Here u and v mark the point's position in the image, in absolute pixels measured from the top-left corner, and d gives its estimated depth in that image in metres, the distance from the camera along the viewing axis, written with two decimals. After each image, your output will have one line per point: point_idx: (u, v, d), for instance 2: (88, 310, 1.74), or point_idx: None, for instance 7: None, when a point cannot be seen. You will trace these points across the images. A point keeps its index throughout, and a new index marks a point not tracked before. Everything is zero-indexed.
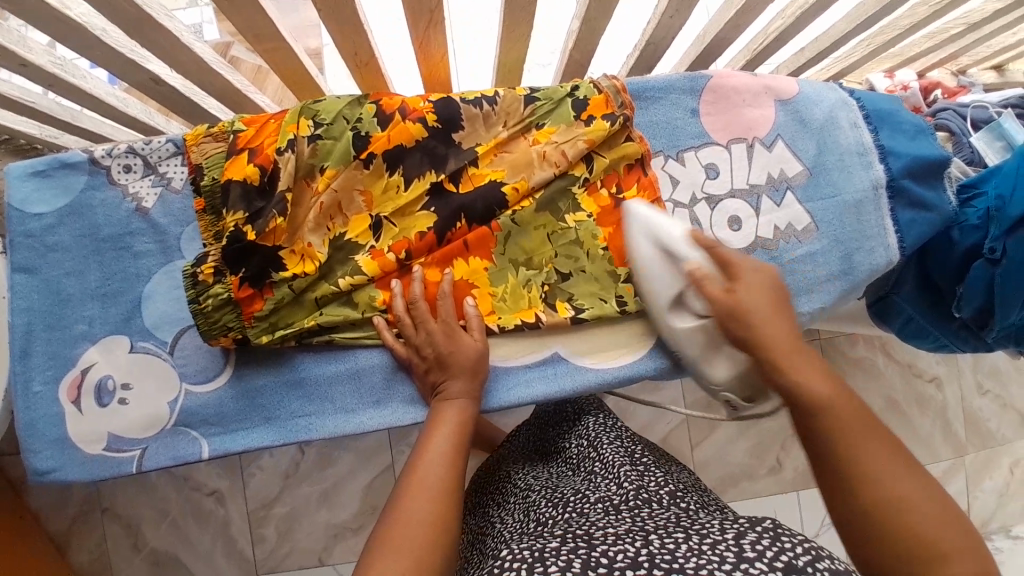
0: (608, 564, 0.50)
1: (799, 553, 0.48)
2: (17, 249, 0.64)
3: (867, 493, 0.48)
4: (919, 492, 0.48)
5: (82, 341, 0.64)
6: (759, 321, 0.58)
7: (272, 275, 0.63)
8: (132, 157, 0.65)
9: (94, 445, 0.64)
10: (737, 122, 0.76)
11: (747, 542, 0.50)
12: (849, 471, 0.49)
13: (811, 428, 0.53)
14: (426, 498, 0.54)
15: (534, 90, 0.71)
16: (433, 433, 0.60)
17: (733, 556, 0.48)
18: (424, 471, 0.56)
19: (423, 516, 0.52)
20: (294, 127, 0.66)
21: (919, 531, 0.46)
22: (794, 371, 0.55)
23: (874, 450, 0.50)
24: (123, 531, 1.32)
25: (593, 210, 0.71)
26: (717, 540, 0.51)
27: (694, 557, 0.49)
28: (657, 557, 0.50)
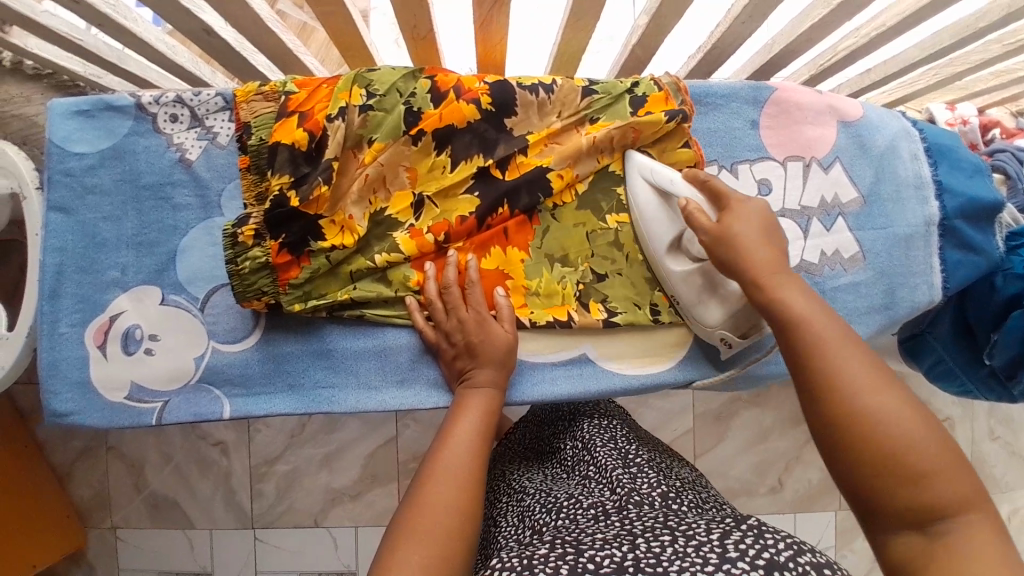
0: (595, 570, 0.49)
1: (781, 549, 0.48)
2: (56, 188, 0.64)
3: (844, 409, 0.47)
4: (897, 403, 0.46)
5: (114, 288, 0.64)
6: (748, 241, 0.58)
7: (311, 244, 0.63)
8: (180, 107, 0.64)
9: (117, 392, 0.63)
10: (796, 138, 0.73)
11: (731, 542, 0.49)
12: (829, 383, 0.48)
13: (795, 352, 0.51)
14: (452, 485, 0.54)
15: (591, 82, 0.69)
16: (460, 415, 0.60)
17: (715, 556, 0.48)
18: (448, 458, 0.56)
19: (447, 501, 0.52)
20: (346, 94, 0.65)
21: (905, 442, 0.44)
22: (774, 290, 0.55)
23: (853, 364, 0.48)
24: (126, 470, 1.34)
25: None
26: (702, 542, 0.50)
27: (677, 561, 0.48)
28: (643, 562, 0.49)
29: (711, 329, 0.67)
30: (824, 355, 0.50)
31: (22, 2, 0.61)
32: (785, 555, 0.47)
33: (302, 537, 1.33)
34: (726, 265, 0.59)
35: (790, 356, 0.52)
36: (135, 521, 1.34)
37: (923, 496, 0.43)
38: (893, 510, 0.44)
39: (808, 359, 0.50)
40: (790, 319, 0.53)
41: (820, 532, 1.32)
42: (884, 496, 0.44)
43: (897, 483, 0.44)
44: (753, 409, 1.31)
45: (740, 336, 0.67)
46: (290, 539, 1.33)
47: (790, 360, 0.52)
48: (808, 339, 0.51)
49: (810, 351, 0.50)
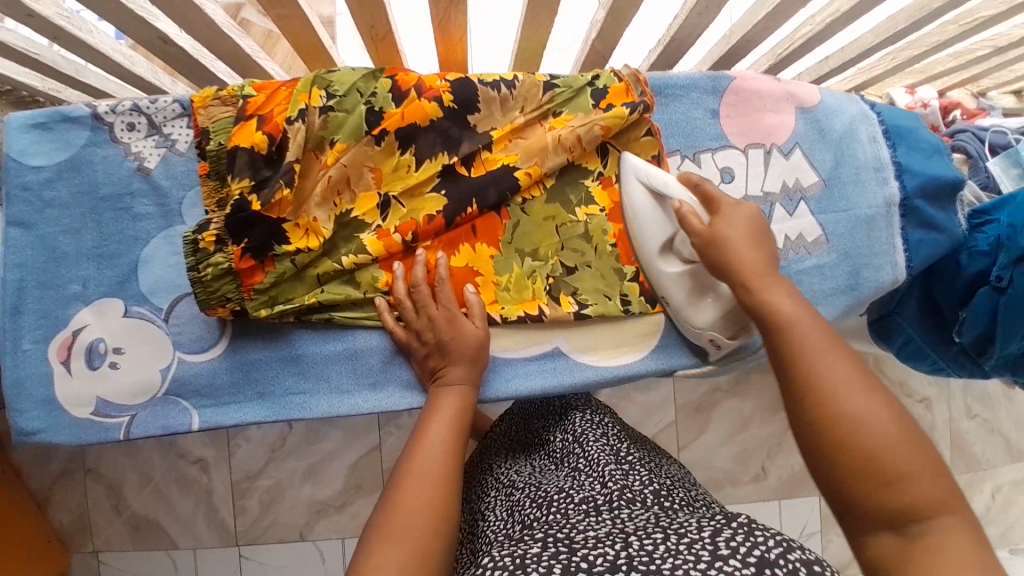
0: (587, 569, 0.48)
1: (772, 547, 0.47)
2: (13, 202, 0.62)
3: (838, 408, 0.47)
4: (883, 406, 0.47)
5: (75, 302, 0.62)
6: (740, 245, 0.58)
7: (275, 248, 0.63)
8: (137, 116, 0.63)
9: (82, 408, 0.61)
10: (757, 125, 0.74)
11: (723, 539, 0.49)
12: (814, 384, 0.49)
13: (781, 354, 0.52)
14: (425, 484, 0.53)
15: (552, 76, 0.70)
16: (435, 414, 0.60)
17: (707, 554, 0.47)
18: (423, 458, 0.55)
19: (424, 501, 0.52)
20: (306, 97, 0.65)
21: (886, 446, 0.45)
22: (765, 293, 0.55)
23: (838, 366, 0.49)
24: (106, 492, 1.31)
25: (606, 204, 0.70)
26: (694, 540, 0.50)
27: (671, 558, 0.48)
28: (636, 560, 0.49)
29: (701, 330, 0.67)
30: (812, 355, 0.50)
31: None
32: (776, 552, 0.46)
33: (288, 551, 1.31)
34: (717, 266, 0.59)
35: (779, 352, 0.52)
36: (116, 543, 1.32)
37: (903, 496, 0.44)
38: (874, 511, 0.44)
39: (795, 357, 0.51)
40: (783, 321, 0.53)
41: (806, 519, 1.33)
42: (860, 498, 0.45)
43: (875, 486, 0.44)
44: (735, 399, 1.32)
45: (728, 336, 0.67)
46: (275, 554, 1.31)
47: (774, 359, 0.53)
48: (795, 339, 0.52)
49: (795, 352, 0.51)
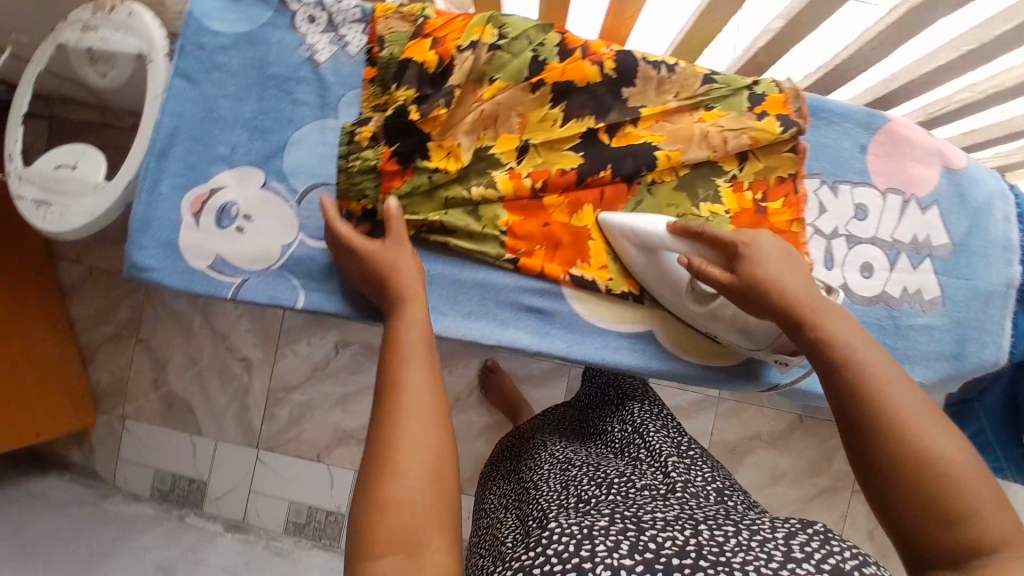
0: (654, 550, 0.50)
1: (847, 557, 0.47)
2: (184, 57, 0.65)
3: (909, 445, 0.47)
4: (949, 441, 0.47)
5: (220, 163, 0.65)
6: (783, 276, 0.57)
7: (418, 161, 0.65)
8: (319, 10, 0.66)
9: (200, 260, 0.64)
10: (902, 173, 0.73)
11: (798, 543, 0.49)
12: (887, 421, 0.49)
13: (844, 387, 0.52)
14: (422, 419, 0.50)
15: (713, 72, 0.69)
16: (406, 326, 0.56)
17: (779, 555, 0.48)
18: (413, 386, 0.51)
19: (419, 440, 0.49)
20: (479, 31, 0.66)
21: (956, 480, 0.46)
22: (828, 326, 0.54)
23: (911, 405, 0.49)
24: (150, 365, 1.36)
25: (733, 208, 0.69)
26: (768, 537, 0.50)
27: (742, 552, 0.48)
28: (706, 548, 0.50)
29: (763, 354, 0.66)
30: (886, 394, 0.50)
31: None
32: (852, 562, 0.46)
33: (302, 468, 1.34)
34: (766, 309, 0.57)
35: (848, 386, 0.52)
36: (146, 415, 1.37)
37: (969, 530, 0.44)
38: (936, 547, 0.45)
39: (862, 395, 0.50)
40: (854, 357, 0.52)
41: None
42: (922, 531, 0.45)
43: (940, 520, 0.45)
44: (771, 450, 1.30)
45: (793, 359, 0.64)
46: (289, 467, 1.34)
47: (835, 392, 0.52)
48: (867, 374, 0.51)
49: (863, 389, 0.51)
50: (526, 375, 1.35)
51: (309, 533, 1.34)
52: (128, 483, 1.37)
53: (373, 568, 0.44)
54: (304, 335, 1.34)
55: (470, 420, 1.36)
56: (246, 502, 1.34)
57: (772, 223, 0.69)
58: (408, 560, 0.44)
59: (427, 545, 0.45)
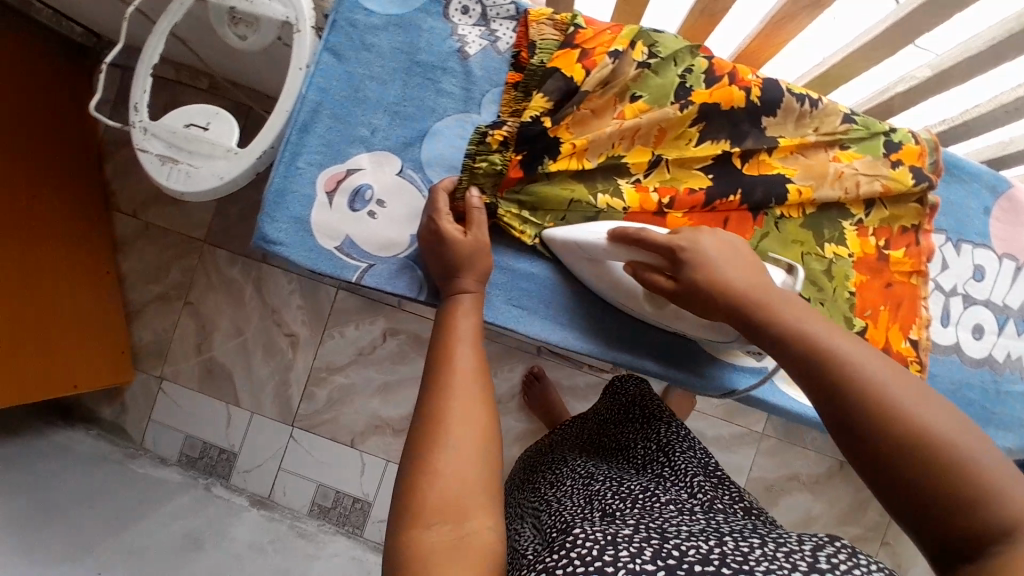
0: (678, 556, 0.47)
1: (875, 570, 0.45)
2: (336, 32, 0.65)
3: (884, 424, 0.42)
4: (926, 406, 0.42)
5: (358, 144, 0.64)
6: (727, 271, 0.54)
7: (544, 163, 0.64)
8: (474, 3, 0.66)
9: (329, 239, 0.63)
10: (1020, 241, 0.73)
11: (825, 555, 0.46)
12: (862, 413, 0.43)
13: (811, 378, 0.47)
14: (470, 398, 0.52)
15: (853, 112, 0.69)
16: (457, 318, 0.58)
17: (804, 564, 0.45)
18: (458, 370, 0.53)
19: (467, 416, 0.50)
20: (629, 45, 0.65)
21: (956, 454, 0.40)
22: (773, 311, 0.50)
23: (882, 380, 0.44)
24: (195, 329, 1.34)
25: (856, 252, 0.68)
26: (792, 549, 0.48)
27: (766, 561, 0.46)
28: (730, 557, 0.47)
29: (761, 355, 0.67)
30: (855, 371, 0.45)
31: None
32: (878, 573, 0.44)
33: (335, 451, 1.33)
34: (715, 306, 0.54)
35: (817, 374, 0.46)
36: (183, 379, 1.35)
37: (979, 519, 0.38)
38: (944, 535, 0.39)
39: (836, 379, 0.45)
40: (813, 338, 0.47)
41: None
42: (930, 523, 0.39)
43: (944, 500, 0.39)
44: (807, 491, 1.30)
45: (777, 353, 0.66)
46: (322, 448, 1.33)
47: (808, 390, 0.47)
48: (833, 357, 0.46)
49: (833, 372, 0.45)
50: (570, 386, 1.35)
51: (333, 517, 1.33)
52: (157, 446, 1.36)
53: (421, 536, 0.44)
54: (353, 318, 1.33)
55: (510, 425, 1.35)
56: (274, 479, 1.33)
57: (893, 271, 0.68)
58: (453, 528, 0.44)
59: (474, 513, 0.45)
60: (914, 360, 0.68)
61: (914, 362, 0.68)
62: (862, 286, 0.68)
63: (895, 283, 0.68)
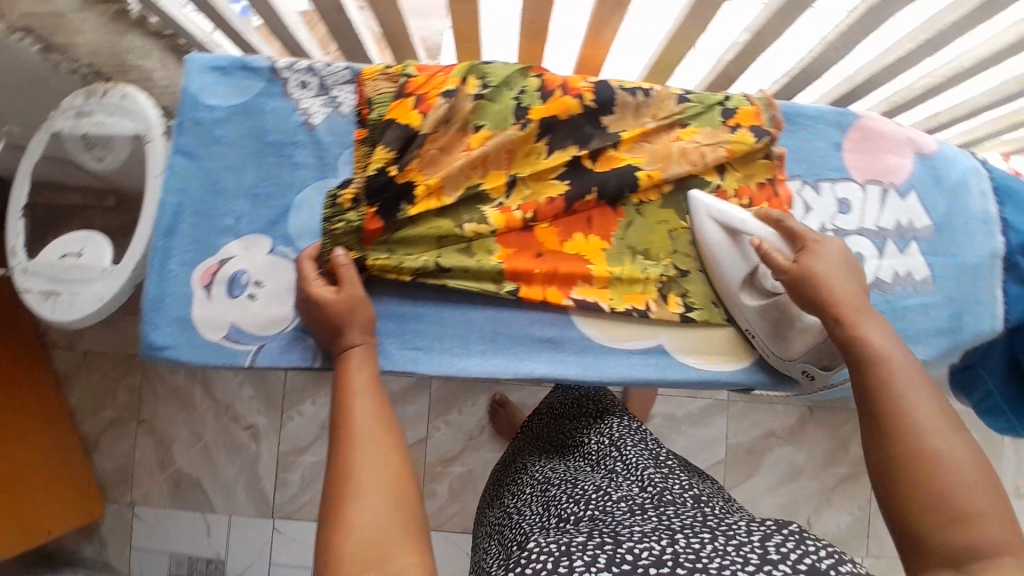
0: (632, 561, 0.51)
1: (823, 557, 0.49)
2: (184, 133, 0.66)
3: (914, 439, 0.51)
4: (950, 443, 0.50)
5: (226, 234, 0.66)
6: (830, 277, 0.62)
7: (402, 208, 0.66)
8: (310, 75, 0.68)
9: (215, 331, 0.64)
10: (878, 164, 0.76)
11: (774, 544, 0.52)
12: (904, 423, 0.52)
13: (866, 386, 0.56)
14: (376, 443, 0.54)
15: (686, 92, 0.73)
16: (353, 372, 0.59)
17: (756, 558, 0.50)
18: (359, 416, 0.56)
19: (376, 461, 0.53)
20: (461, 81, 0.69)
21: (964, 482, 0.48)
22: (860, 327, 0.58)
23: (928, 410, 0.52)
24: (153, 446, 1.33)
25: None
26: (743, 541, 0.53)
27: (717, 558, 0.51)
28: (681, 557, 0.52)
29: (791, 362, 0.69)
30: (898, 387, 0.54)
31: None
32: (827, 562, 0.49)
33: None
34: (805, 301, 0.63)
35: (867, 381, 0.56)
36: (155, 498, 1.33)
37: (958, 534, 0.46)
38: (924, 541, 0.47)
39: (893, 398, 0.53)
40: (879, 354, 0.56)
41: None
42: (923, 531, 0.47)
43: (940, 512, 0.47)
44: (787, 447, 1.32)
45: (820, 368, 0.67)
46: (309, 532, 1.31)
47: (861, 392, 0.56)
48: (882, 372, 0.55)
49: (893, 391, 0.54)
50: (536, 405, 1.35)
51: None
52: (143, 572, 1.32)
53: None
54: (310, 394, 1.33)
55: (487, 459, 1.35)
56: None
57: None
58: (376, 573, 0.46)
59: (394, 555, 0.47)
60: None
61: None
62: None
63: None
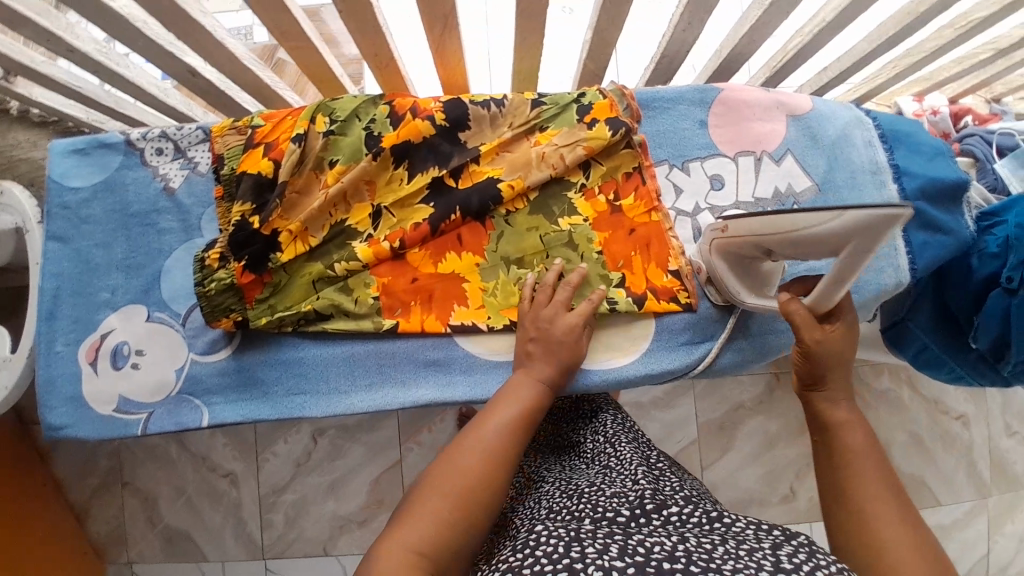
0: (645, 555, 0.48)
1: (834, 570, 0.46)
2: (54, 219, 0.69)
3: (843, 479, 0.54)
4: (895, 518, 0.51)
5: (104, 308, 0.68)
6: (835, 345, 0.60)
7: (271, 258, 0.67)
8: (165, 141, 0.70)
9: (105, 404, 0.67)
10: (746, 134, 0.75)
11: (785, 554, 0.48)
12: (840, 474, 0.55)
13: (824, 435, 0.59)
14: (476, 455, 0.54)
15: (540, 94, 0.72)
16: (500, 406, 0.59)
17: (769, 564, 0.47)
18: (480, 433, 0.56)
19: (464, 469, 0.53)
20: (309, 122, 0.68)
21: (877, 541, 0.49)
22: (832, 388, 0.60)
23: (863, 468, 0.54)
24: (140, 505, 1.37)
25: (590, 214, 0.71)
26: (755, 548, 0.49)
27: (732, 561, 0.47)
28: (695, 555, 0.48)
29: (708, 257, 0.68)
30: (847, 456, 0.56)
31: (21, 53, 0.66)
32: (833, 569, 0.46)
33: (312, 566, 1.34)
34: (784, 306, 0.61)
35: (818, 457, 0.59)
36: (150, 555, 1.37)
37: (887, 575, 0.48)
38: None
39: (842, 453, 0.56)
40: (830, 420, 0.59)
41: None
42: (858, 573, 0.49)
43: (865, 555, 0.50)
44: (759, 417, 1.30)
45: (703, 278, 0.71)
46: (299, 568, 1.34)
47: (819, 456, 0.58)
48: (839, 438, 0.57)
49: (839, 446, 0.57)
50: None
51: None
52: None
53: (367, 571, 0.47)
54: (280, 434, 1.35)
55: None
56: None
57: (631, 218, 0.72)
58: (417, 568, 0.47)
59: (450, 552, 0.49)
60: (681, 289, 0.71)
61: (682, 291, 0.71)
62: (609, 242, 0.71)
63: (635, 226, 0.71)
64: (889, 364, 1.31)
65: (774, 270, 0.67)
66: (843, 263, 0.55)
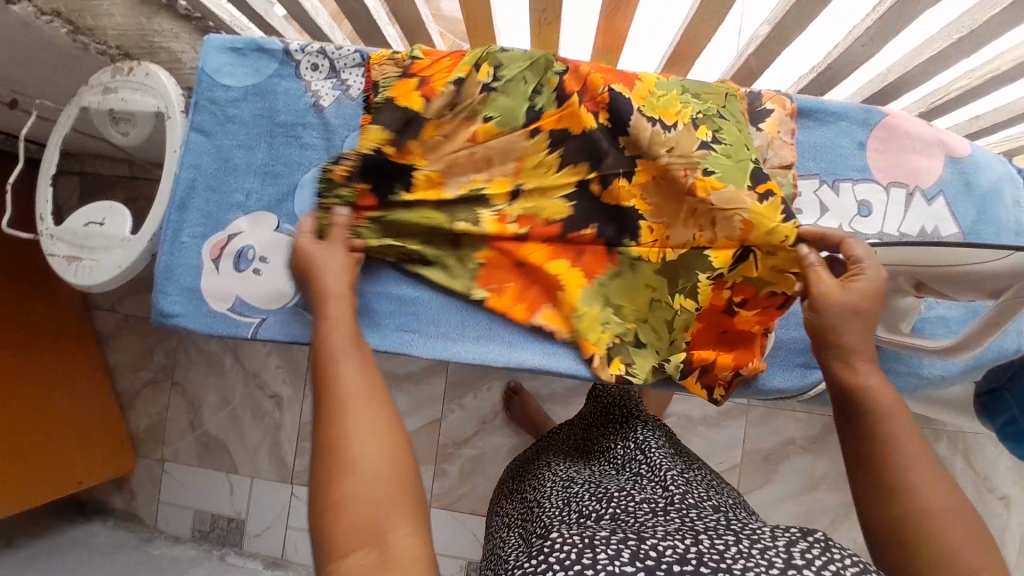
0: (656, 557, 0.45)
1: (848, 565, 0.43)
2: (200, 112, 0.69)
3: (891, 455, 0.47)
4: (956, 519, 0.44)
5: (235, 210, 0.69)
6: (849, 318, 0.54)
7: (395, 194, 0.67)
8: (322, 58, 0.69)
9: (221, 302, 0.68)
10: (903, 166, 0.73)
11: (798, 550, 0.44)
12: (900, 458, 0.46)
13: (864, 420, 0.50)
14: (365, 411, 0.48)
15: (714, 140, 0.65)
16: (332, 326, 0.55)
17: (780, 561, 0.43)
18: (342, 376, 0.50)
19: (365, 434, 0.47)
20: (472, 68, 0.67)
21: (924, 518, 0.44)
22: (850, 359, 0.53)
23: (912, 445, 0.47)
24: (185, 407, 1.40)
25: (704, 302, 0.68)
26: (768, 545, 0.45)
27: (743, 559, 0.44)
28: (706, 556, 0.45)
29: None
30: (878, 425, 0.48)
31: None
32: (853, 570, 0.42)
33: None
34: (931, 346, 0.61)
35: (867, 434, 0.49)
36: (185, 457, 1.40)
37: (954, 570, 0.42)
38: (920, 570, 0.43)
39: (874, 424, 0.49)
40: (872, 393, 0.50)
41: None
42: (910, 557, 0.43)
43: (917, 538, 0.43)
44: (806, 456, 1.28)
45: None
46: None
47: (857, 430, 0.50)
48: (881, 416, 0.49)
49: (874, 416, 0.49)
50: (551, 395, 1.33)
51: None
52: (168, 523, 1.40)
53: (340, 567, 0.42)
54: None
55: (500, 444, 1.34)
56: (284, 537, 1.35)
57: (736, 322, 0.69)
58: (372, 551, 0.42)
59: (391, 528, 0.43)
60: (721, 385, 0.70)
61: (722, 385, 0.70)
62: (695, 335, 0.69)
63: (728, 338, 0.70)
64: (947, 430, 1.27)
65: (913, 308, 0.65)
66: (1001, 307, 0.53)
